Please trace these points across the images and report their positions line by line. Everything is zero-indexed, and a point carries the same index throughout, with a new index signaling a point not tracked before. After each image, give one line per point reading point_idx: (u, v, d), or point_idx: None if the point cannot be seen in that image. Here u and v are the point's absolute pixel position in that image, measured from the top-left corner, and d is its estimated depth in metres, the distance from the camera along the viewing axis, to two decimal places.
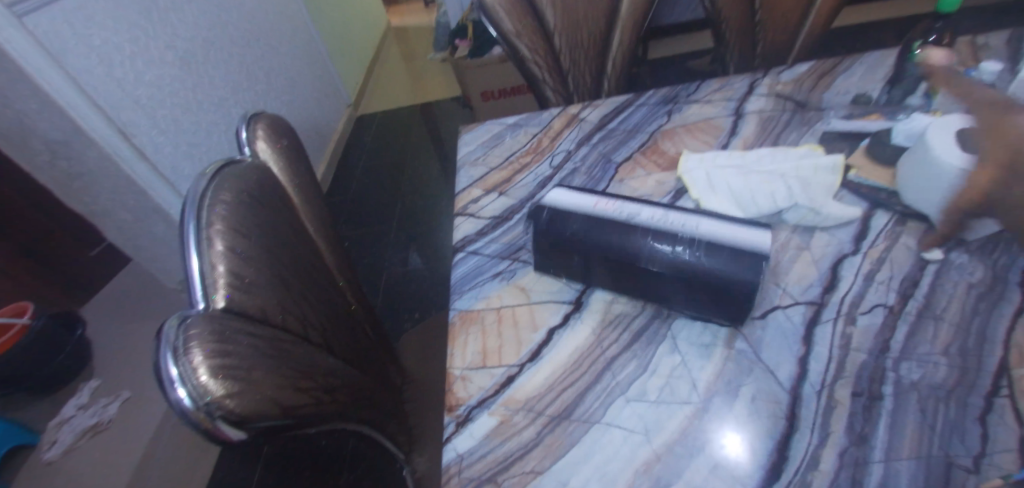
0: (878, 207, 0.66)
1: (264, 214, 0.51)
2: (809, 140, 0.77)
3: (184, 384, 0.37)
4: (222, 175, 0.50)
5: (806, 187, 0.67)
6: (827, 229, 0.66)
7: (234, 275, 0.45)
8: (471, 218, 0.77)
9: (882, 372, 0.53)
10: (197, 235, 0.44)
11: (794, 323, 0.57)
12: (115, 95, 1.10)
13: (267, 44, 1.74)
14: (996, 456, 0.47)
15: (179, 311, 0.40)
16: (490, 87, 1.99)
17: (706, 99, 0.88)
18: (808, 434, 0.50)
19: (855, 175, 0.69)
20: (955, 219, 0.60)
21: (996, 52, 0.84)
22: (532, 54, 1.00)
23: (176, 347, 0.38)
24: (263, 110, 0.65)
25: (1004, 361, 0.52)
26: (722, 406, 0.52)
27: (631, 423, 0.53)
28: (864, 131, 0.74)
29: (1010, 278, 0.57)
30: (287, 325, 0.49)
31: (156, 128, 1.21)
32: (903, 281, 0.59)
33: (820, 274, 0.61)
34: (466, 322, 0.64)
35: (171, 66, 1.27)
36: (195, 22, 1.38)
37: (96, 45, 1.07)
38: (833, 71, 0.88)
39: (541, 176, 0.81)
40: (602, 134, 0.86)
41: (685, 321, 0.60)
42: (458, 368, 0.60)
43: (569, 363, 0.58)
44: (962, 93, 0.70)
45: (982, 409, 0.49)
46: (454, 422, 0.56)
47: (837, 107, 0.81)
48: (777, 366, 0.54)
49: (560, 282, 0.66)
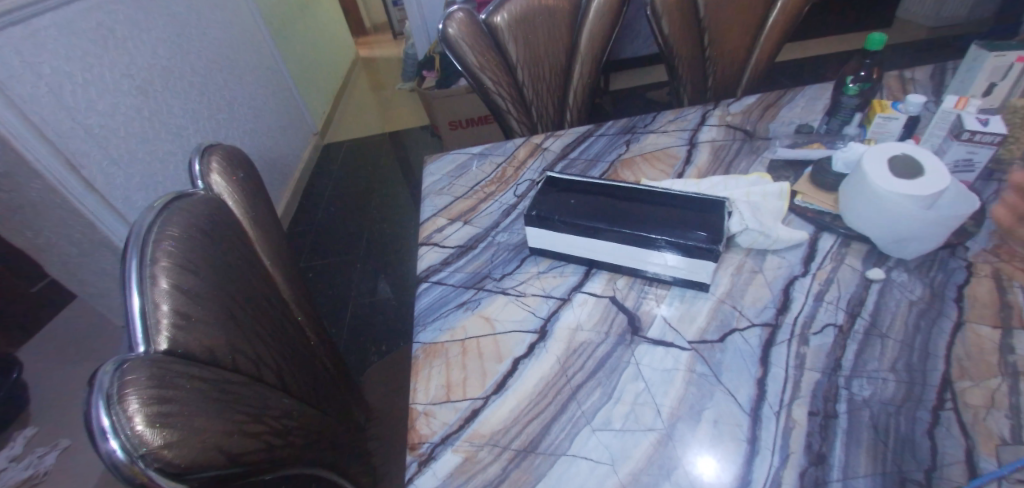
0: (824, 230, 0.70)
1: (215, 249, 0.50)
2: (759, 167, 0.81)
3: (117, 436, 0.35)
4: (171, 209, 0.49)
5: (757, 211, 0.69)
6: (778, 252, 0.68)
7: (180, 314, 0.43)
8: (435, 248, 0.77)
9: (836, 390, 0.54)
10: (140, 273, 0.43)
11: (751, 345, 0.59)
12: (64, 125, 1.06)
13: (229, 73, 1.71)
14: (946, 468, 0.48)
15: (116, 355, 0.38)
16: (458, 117, 2.01)
17: (662, 129, 0.92)
18: (770, 456, 0.50)
19: (801, 200, 0.73)
20: (894, 240, 0.64)
21: (922, 85, 0.91)
22: (496, 86, 1.01)
23: (110, 395, 0.36)
24: (219, 142, 0.64)
25: (947, 375, 0.54)
26: (686, 431, 0.53)
27: (597, 453, 0.53)
28: (807, 159, 0.79)
29: (946, 294, 0.61)
30: (238, 365, 0.47)
31: (108, 159, 1.16)
32: (850, 300, 0.62)
33: (774, 296, 0.63)
34: (430, 356, 0.62)
35: (126, 95, 1.24)
36: (152, 51, 1.35)
37: (46, 73, 1.03)
38: (777, 102, 0.93)
39: (505, 205, 0.82)
40: (565, 163, 0.88)
41: (647, 347, 0.60)
42: (421, 403, 0.58)
43: (534, 393, 0.58)
44: (892, 123, 0.75)
45: (930, 423, 0.51)
46: (417, 461, 0.54)
47: (782, 136, 0.86)
48: (737, 388, 0.55)
49: (525, 311, 0.66)
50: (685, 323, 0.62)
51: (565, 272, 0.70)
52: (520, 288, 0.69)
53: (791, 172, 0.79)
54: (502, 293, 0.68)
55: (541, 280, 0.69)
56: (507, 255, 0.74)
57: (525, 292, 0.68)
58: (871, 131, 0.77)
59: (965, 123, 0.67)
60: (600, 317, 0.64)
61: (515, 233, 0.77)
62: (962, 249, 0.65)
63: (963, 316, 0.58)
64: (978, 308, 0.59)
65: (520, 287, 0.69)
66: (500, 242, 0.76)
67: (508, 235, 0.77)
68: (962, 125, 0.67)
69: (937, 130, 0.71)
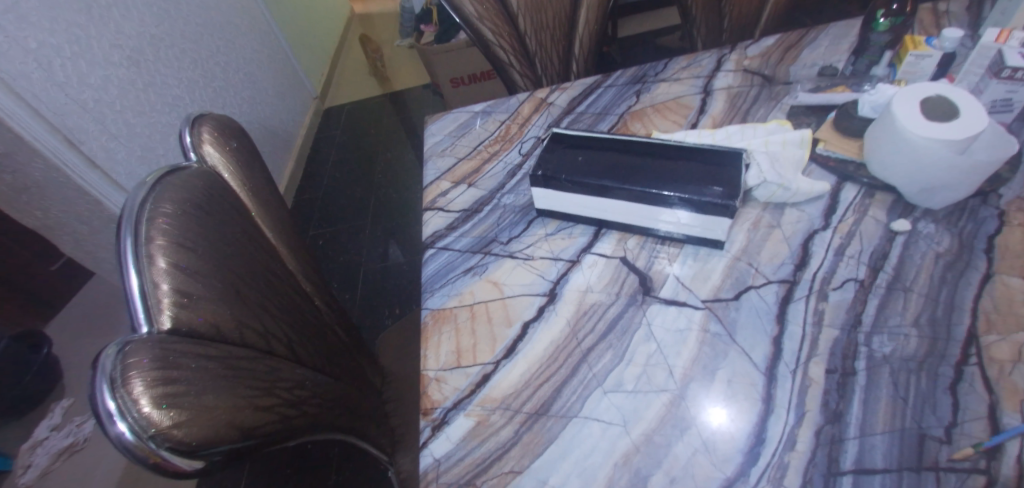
0: (847, 180, 0.66)
1: (212, 225, 0.48)
2: (777, 115, 0.77)
3: (124, 418, 0.35)
4: (163, 183, 0.47)
5: (775, 160, 0.66)
6: (797, 205, 0.65)
7: (180, 292, 0.42)
8: (441, 212, 0.75)
9: (855, 347, 0.53)
10: (136, 252, 0.42)
11: (767, 303, 0.57)
12: (58, 101, 1.04)
13: (221, 35, 1.65)
14: (967, 424, 0.47)
15: (119, 337, 0.38)
16: (459, 73, 1.94)
17: (675, 78, 0.87)
18: (785, 415, 0.50)
19: (823, 148, 0.69)
20: (922, 189, 0.60)
21: (957, 19, 0.84)
22: (496, 37, 0.97)
23: (113, 378, 0.36)
24: (210, 111, 0.62)
25: (972, 329, 0.52)
26: (699, 391, 0.52)
27: (609, 415, 0.52)
28: (830, 103, 0.74)
29: (975, 245, 0.58)
30: (247, 340, 0.47)
31: (105, 134, 1.15)
32: (873, 254, 0.59)
33: (791, 252, 0.61)
34: (439, 322, 0.62)
35: (118, 66, 1.20)
36: (140, 18, 1.30)
37: (33, 48, 1.00)
38: (798, 43, 0.87)
39: (511, 165, 0.79)
40: (572, 118, 0.84)
41: (660, 307, 0.59)
42: (432, 369, 0.58)
43: (544, 357, 0.57)
44: (925, 61, 0.70)
45: (952, 379, 0.50)
46: (430, 426, 0.55)
47: (803, 80, 0.81)
48: (752, 348, 0.54)
49: (533, 274, 0.64)
50: (699, 282, 0.60)
51: (573, 233, 0.68)
52: (527, 252, 0.67)
53: (811, 119, 0.75)
54: (509, 257, 0.67)
55: (550, 242, 0.67)
56: (513, 217, 0.72)
57: (534, 255, 0.66)
58: (901, 70, 0.72)
59: (1006, 58, 0.61)
60: (611, 278, 0.62)
61: (522, 194, 0.74)
62: (994, 197, 0.61)
63: (992, 268, 0.56)
64: (1010, 259, 0.56)
65: (528, 251, 0.67)
66: (506, 204, 0.73)
67: (514, 197, 0.74)
68: (1003, 61, 0.61)
69: (974, 68, 0.66)
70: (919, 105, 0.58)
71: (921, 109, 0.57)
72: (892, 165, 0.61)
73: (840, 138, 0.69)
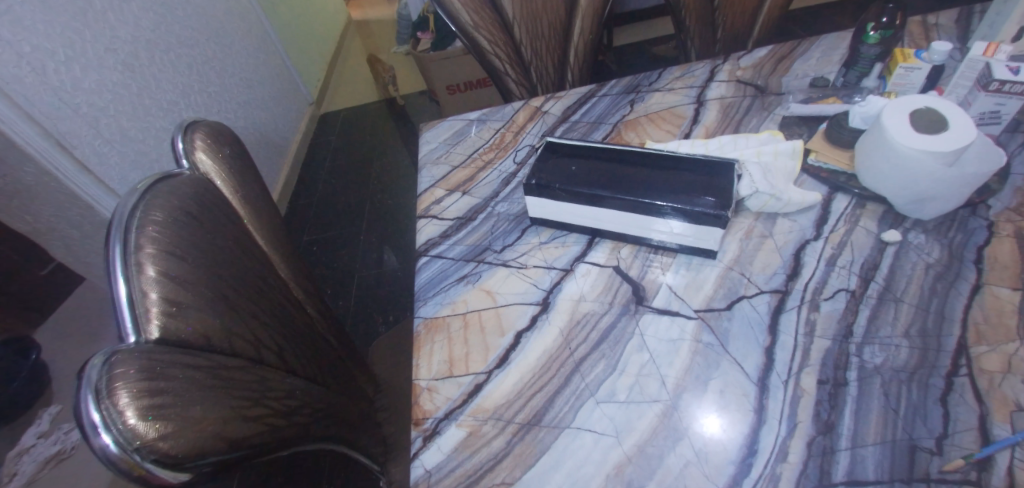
0: (838, 190, 0.67)
1: (203, 232, 0.48)
2: (769, 126, 0.77)
3: (109, 430, 0.35)
4: (154, 191, 0.47)
5: (766, 170, 0.66)
6: (789, 215, 0.65)
7: (169, 301, 0.42)
8: (434, 220, 0.75)
9: (846, 357, 0.53)
10: (125, 261, 0.42)
11: (759, 312, 0.57)
12: (50, 105, 1.04)
13: (217, 40, 1.65)
14: (957, 435, 0.47)
15: (105, 347, 0.38)
16: (456, 81, 1.94)
17: (668, 88, 0.87)
18: (777, 425, 0.50)
19: (814, 158, 0.70)
20: (911, 200, 0.61)
21: (946, 31, 0.85)
22: (492, 46, 0.98)
23: (99, 389, 0.36)
24: (203, 118, 0.61)
25: (962, 340, 0.52)
26: (691, 401, 0.52)
27: (602, 426, 0.52)
28: (822, 114, 0.75)
29: (965, 256, 0.58)
30: (236, 349, 0.47)
31: (98, 138, 1.14)
32: (864, 264, 0.59)
33: (783, 262, 0.61)
34: (431, 331, 0.62)
35: (112, 71, 1.20)
36: (135, 23, 1.29)
37: (26, 52, 0.99)
38: (791, 54, 0.88)
39: (505, 173, 0.79)
40: (566, 127, 0.85)
41: (653, 317, 0.59)
42: (424, 378, 0.58)
43: (537, 366, 0.57)
44: (915, 73, 0.72)
45: (943, 390, 0.50)
46: (421, 437, 0.54)
47: (795, 91, 0.82)
48: (745, 358, 0.54)
49: (526, 283, 0.64)
50: (692, 291, 0.60)
51: (567, 242, 0.68)
52: (521, 260, 0.67)
53: (803, 130, 0.76)
54: (503, 265, 0.67)
55: (543, 251, 0.67)
56: (507, 226, 0.72)
57: (527, 263, 0.66)
58: (892, 82, 0.74)
59: (993, 72, 0.62)
60: (604, 287, 0.62)
61: (516, 202, 0.75)
62: (983, 208, 0.62)
63: (981, 279, 0.56)
64: (999, 270, 0.56)
65: (521, 259, 0.67)
66: (499, 212, 0.73)
67: (508, 205, 0.74)
68: (991, 74, 0.62)
69: (963, 81, 0.67)
70: (908, 116, 0.58)
71: (911, 121, 0.58)
72: (881, 176, 0.62)
73: (832, 149, 0.69)
